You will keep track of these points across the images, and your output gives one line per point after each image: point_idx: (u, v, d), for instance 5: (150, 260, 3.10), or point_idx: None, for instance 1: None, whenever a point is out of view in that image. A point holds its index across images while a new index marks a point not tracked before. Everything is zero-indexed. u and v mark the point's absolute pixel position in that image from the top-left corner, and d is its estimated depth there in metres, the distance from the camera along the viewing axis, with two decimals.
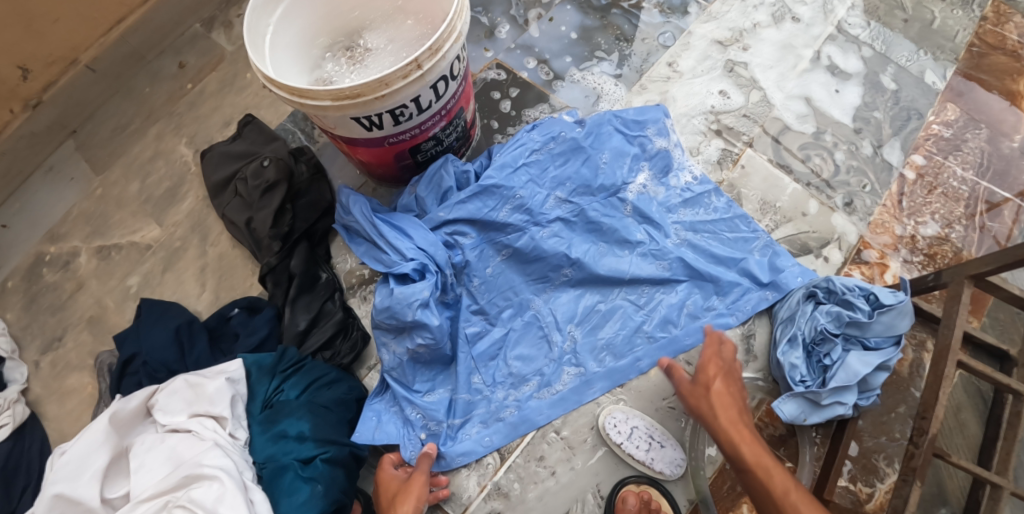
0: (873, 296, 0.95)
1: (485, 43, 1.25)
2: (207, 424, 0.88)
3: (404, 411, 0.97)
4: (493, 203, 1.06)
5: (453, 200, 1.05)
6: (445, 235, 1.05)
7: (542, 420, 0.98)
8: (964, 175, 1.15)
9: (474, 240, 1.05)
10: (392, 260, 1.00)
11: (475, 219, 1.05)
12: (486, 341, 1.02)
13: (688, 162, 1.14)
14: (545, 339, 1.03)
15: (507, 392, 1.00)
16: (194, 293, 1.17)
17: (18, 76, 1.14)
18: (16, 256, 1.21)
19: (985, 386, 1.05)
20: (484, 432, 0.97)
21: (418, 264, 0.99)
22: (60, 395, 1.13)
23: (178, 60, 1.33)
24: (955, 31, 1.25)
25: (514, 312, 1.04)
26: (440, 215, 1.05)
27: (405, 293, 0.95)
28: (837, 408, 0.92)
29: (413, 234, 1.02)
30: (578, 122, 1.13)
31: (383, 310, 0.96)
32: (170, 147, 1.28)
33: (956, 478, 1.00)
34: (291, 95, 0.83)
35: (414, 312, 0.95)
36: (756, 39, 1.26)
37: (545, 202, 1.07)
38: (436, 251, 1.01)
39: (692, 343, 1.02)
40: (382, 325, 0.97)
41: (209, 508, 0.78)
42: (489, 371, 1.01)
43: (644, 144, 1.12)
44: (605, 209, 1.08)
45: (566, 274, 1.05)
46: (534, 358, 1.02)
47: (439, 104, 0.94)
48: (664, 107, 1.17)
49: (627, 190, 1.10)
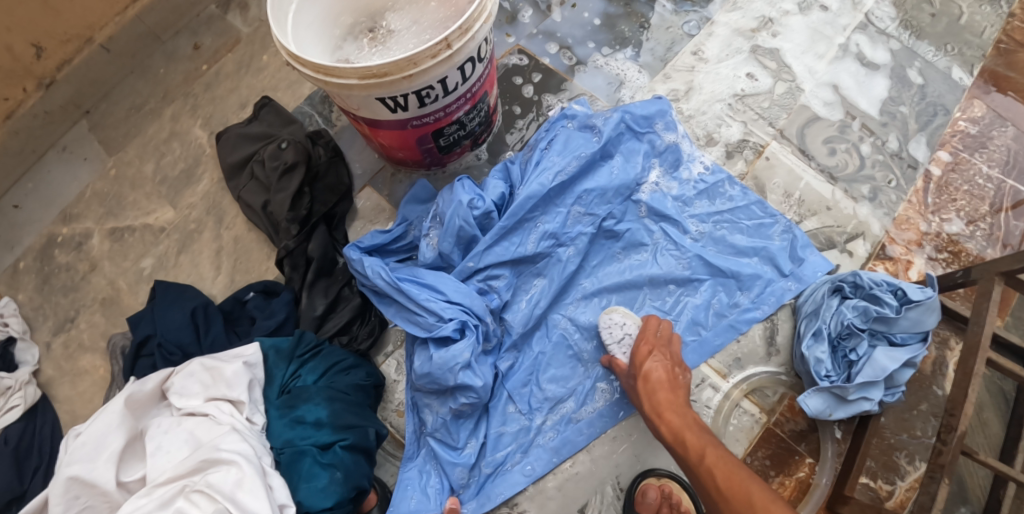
0: (900, 291, 0.93)
1: (507, 28, 1.24)
2: (224, 408, 0.87)
3: (447, 472, 0.94)
4: (519, 238, 1.01)
5: (480, 247, 0.99)
6: (478, 282, 1.00)
7: (584, 440, 0.97)
8: (990, 173, 1.13)
9: (507, 280, 1.01)
10: (429, 323, 0.95)
11: (507, 260, 1.00)
12: (519, 371, 1.00)
13: (698, 152, 1.11)
14: (576, 358, 1.01)
15: (546, 417, 0.98)
16: (209, 276, 1.16)
17: (32, 54, 1.12)
18: (29, 236, 1.20)
19: (1008, 385, 1.03)
20: (526, 461, 0.96)
21: (458, 322, 0.94)
22: (72, 376, 1.12)
23: (193, 41, 1.31)
24: (983, 26, 1.23)
25: (542, 334, 1.02)
26: (468, 265, 0.99)
27: (444, 359, 0.91)
28: (863, 403, 0.91)
29: (443, 289, 0.96)
30: (591, 132, 1.06)
31: (423, 376, 0.92)
32: (185, 128, 1.26)
33: (977, 477, 0.98)
34: (317, 73, 0.82)
35: (456, 376, 0.91)
36: (781, 31, 1.24)
37: (566, 221, 1.03)
38: (472, 302, 0.96)
39: (722, 345, 1.01)
40: (422, 388, 0.95)
41: (227, 492, 0.77)
42: (524, 398, 0.99)
43: (653, 140, 1.09)
44: (623, 215, 1.06)
45: (584, 285, 1.04)
46: (568, 378, 1.00)
47: (465, 87, 0.93)
48: (663, 98, 1.13)
49: (640, 191, 1.07)
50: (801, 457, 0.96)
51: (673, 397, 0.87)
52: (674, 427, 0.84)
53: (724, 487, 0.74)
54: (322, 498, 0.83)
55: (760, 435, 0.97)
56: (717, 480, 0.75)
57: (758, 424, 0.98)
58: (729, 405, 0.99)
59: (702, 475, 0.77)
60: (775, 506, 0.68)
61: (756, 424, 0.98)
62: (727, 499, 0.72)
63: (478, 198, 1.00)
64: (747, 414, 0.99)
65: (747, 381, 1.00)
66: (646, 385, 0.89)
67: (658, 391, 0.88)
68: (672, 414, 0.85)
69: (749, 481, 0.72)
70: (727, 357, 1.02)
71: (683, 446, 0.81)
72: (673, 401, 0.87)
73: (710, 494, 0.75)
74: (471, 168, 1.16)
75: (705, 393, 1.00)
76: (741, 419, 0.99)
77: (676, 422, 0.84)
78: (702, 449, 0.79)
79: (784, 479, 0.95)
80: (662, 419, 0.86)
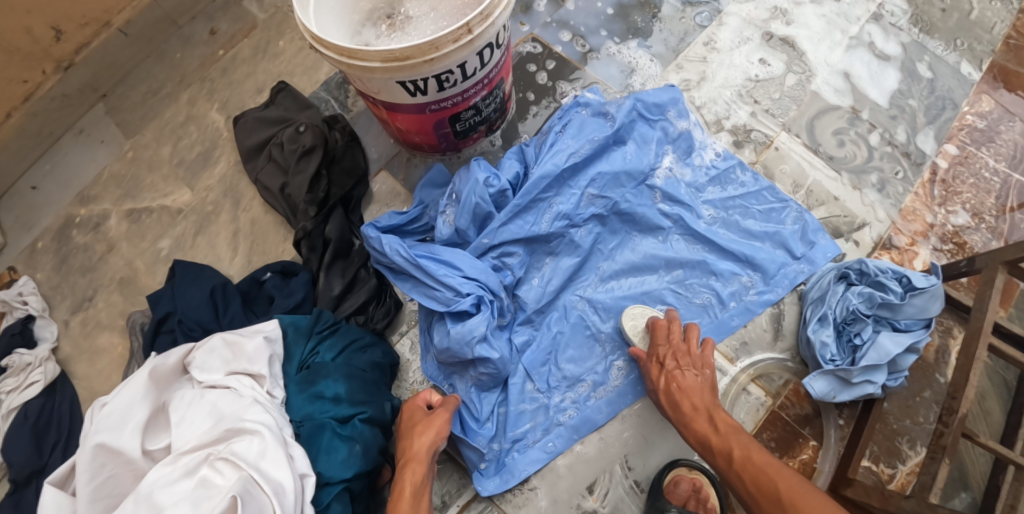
0: (906, 279, 0.95)
1: (522, 17, 1.26)
2: (245, 382, 0.90)
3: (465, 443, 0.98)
4: (533, 217, 1.03)
5: (495, 224, 1.01)
6: (493, 259, 1.02)
7: (603, 418, 0.99)
8: (996, 166, 1.15)
9: (521, 258, 1.03)
10: (446, 298, 0.96)
11: (521, 238, 1.02)
12: (535, 348, 1.02)
13: (709, 140, 1.13)
14: (594, 339, 1.03)
15: (564, 395, 1.00)
16: (226, 257, 1.18)
17: (51, 37, 1.14)
18: (46, 217, 1.22)
19: (1010, 375, 1.06)
20: (547, 438, 0.98)
21: (475, 298, 0.96)
22: (91, 354, 1.14)
23: (210, 26, 1.33)
24: (993, 22, 1.25)
25: (560, 315, 1.04)
26: (483, 242, 1.01)
27: (462, 334, 0.93)
28: (867, 387, 0.93)
29: (461, 265, 0.98)
30: (605, 117, 1.08)
31: (443, 351, 0.95)
32: (202, 112, 1.28)
33: (978, 463, 1.01)
34: (340, 56, 0.84)
35: (473, 350, 0.94)
36: (793, 23, 1.25)
37: (579, 202, 1.05)
38: (487, 278, 0.98)
39: (739, 324, 1.04)
40: (443, 360, 0.98)
41: (252, 461, 0.79)
42: (543, 377, 1.01)
43: (665, 127, 1.11)
44: (637, 199, 1.07)
45: (601, 267, 1.06)
46: (586, 358, 1.02)
47: (483, 73, 0.95)
48: (675, 85, 1.15)
49: (654, 176, 1.09)
50: (805, 440, 0.99)
51: (698, 401, 0.88)
52: (700, 435, 0.85)
53: (754, 491, 0.76)
54: (341, 470, 0.86)
55: (766, 418, 1.00)
56: (747, 485, 0.77)
57: (764, 407, 1.01)
58: (736, 388, 1.01)
59: (733, 480, 0.79)
60: (804, 501, 0.70)
61: (762, 407, 1.01)
62: (760, 502, 0.75)
63: (494, 176, 1.02)
64: (753, 399, 1.01)
65: (754, 365, 1.02)
66: (669, 396, 0.90)
67: (681, 401, 0.89)
68: (699, 421, 0.86)
69: (778, 477, 0.74)
70: (735, 341, 1.04)
71: (712, 453, 0.83)
72: (698, 407, 0.87)
73: (743, 499, 0.77)
74: (486, 153, 1.18)
75: None
76: (747, 402, 1.01)
77: (703, 429, 0.85)
78: (730, 451, 0.81)
79: (788, 460, 0.98)
80: (690, 428, 0.87)
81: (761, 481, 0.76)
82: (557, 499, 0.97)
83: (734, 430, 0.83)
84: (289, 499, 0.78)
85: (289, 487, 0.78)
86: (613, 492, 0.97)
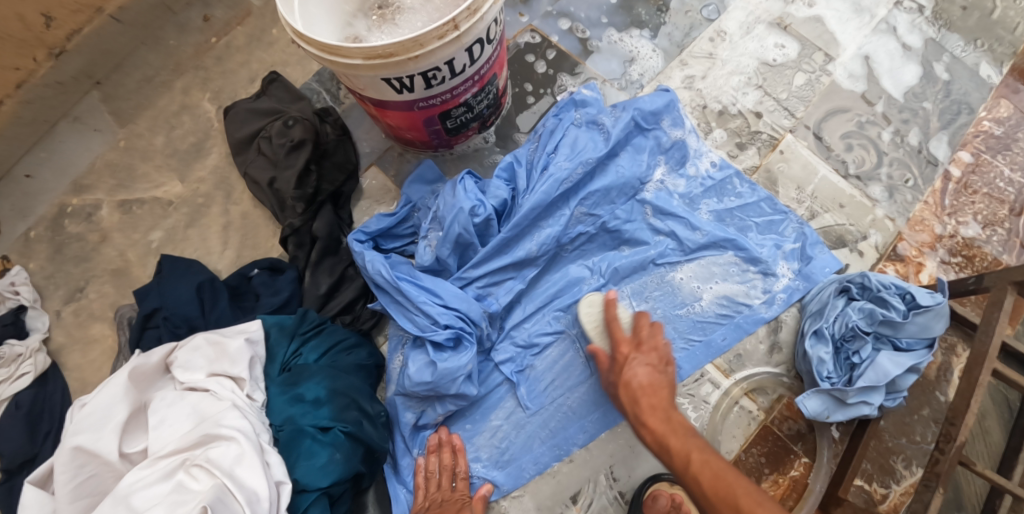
0: (909, 296, 0.92)
1: (520, 7, 1.21)
2: (225, 384, 0.89)
3: None
4: (520, 243, 1.01)
5: (477, 257, 0.99)
6: (477, 288, 1.00)
7: (583, 440, 0.97)
8: (1012, 176, 1.10)
9: (508, 288, 1.01)
10: (423, 324, 0.94)
11: (507, 265, 1.00)
12: (516, 365, 1.00)
13: (705, 147, 1.09)
14: (576, 356, 1.01)
15: (549, 413, 0.98)
16: (216, 250, 1.17)
17: (42, 24, 1.12)
18: (40, 205, 1.21)
19: (1013, 394, 1.02)
20: (529, 458, 0.97)
21: (453, 332, 0.93)
22: (83, 344, 1.14)
23: (204, 12, 1.29)
24: (1016, 22, 1.18)
25: (544, 332, 1.01)
26: (465, 273, 0.99)
27: (449, 368, 0.91)
28: (863, 408, 0.90)
29: (441, 293, 0.95)
30: (600, 133, 1.04)
31: (420, 383, 0.91)
32: (195, 102, 1.26)
33: (974, 485, 0.98)
34: (322, 53, 0.81)
35: (457, 386, 0.92)
36: (815, 5, 1.20)
37: (568, 223, 1.02)
38: (467, 307, 0.95)
39: (728, 344, 1.01)
40: (411, 392, 0.93)
41: (227, 468, 0.79)
42: (527, 391, 0.99)
43: (659, 137, 1.07)
44: (627, 215, 1.05)
45: (587, 284, 1.03)
46: (567, 373, 1.00)
47: (473, 69, 0.92)
48: (671, 90, 1.10)
49: (645, 189, 1.06)
50: (796, 456, 0.97)
51: (657, 402, 0.83)
52: (659, 435, 0.80)
53: (712, 495, 0.70)
54: (319, 477, 0.85)
55: (756, 433, 0.98)
56: (706, 489, 0.71)
57: (756, 422, 0.99)
58: (727, 402, 0.99)
59: (688, 486, 0.73)
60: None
61: (753, 422, 0.99)
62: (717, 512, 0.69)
63: (480, 204, 0.98)
64: (745, 412, 0.99)
65: (749, 379, 1.00)
66: (629, 392, 0.86)
67: (641, 397, 0.84)
68: (656, 420, 0.82)
69: (736, 484, 0.69)
70: (728, 353, 1.01)
71: (669, 453, 0.78)
72: (656, 406, 0.83)
73: (699, 502, 0.71)
74: (479, 150, 1.15)
75: (705, 388, 1.00)
76: (739, 417, 0.99)
77: (660, 428, 0.80)
78: (688, 454, 0.76)
79: (777, 477, 0.96)
80: (647, 426, 0.82)
81: (739, 497, 0.68)
82: (540, 506, 0.96)
83: (693, 435, 0.78)
84: (262, 507, 0.78)
85: (263, 495, 0.78)
86: (597, 501, 0.96)
